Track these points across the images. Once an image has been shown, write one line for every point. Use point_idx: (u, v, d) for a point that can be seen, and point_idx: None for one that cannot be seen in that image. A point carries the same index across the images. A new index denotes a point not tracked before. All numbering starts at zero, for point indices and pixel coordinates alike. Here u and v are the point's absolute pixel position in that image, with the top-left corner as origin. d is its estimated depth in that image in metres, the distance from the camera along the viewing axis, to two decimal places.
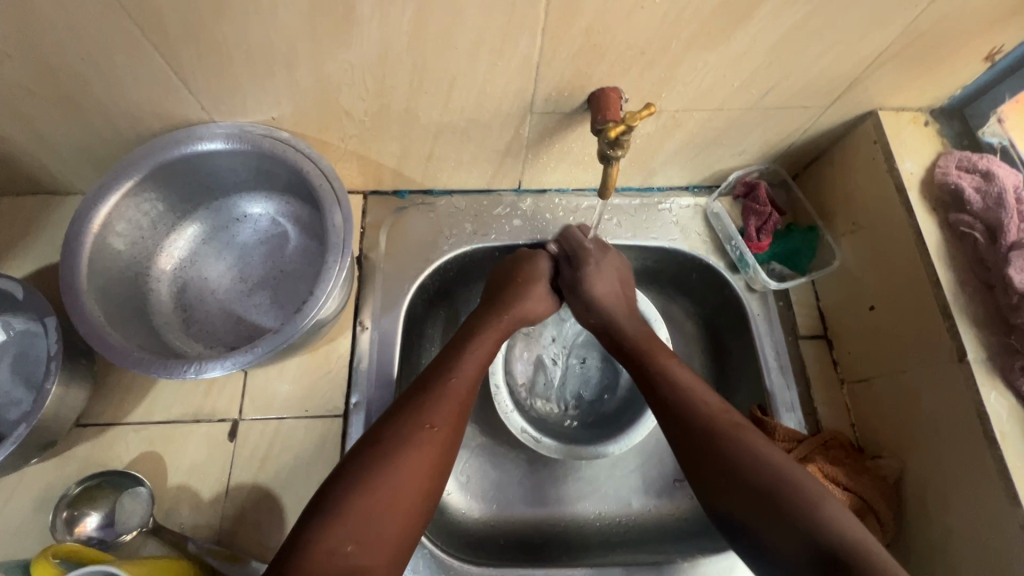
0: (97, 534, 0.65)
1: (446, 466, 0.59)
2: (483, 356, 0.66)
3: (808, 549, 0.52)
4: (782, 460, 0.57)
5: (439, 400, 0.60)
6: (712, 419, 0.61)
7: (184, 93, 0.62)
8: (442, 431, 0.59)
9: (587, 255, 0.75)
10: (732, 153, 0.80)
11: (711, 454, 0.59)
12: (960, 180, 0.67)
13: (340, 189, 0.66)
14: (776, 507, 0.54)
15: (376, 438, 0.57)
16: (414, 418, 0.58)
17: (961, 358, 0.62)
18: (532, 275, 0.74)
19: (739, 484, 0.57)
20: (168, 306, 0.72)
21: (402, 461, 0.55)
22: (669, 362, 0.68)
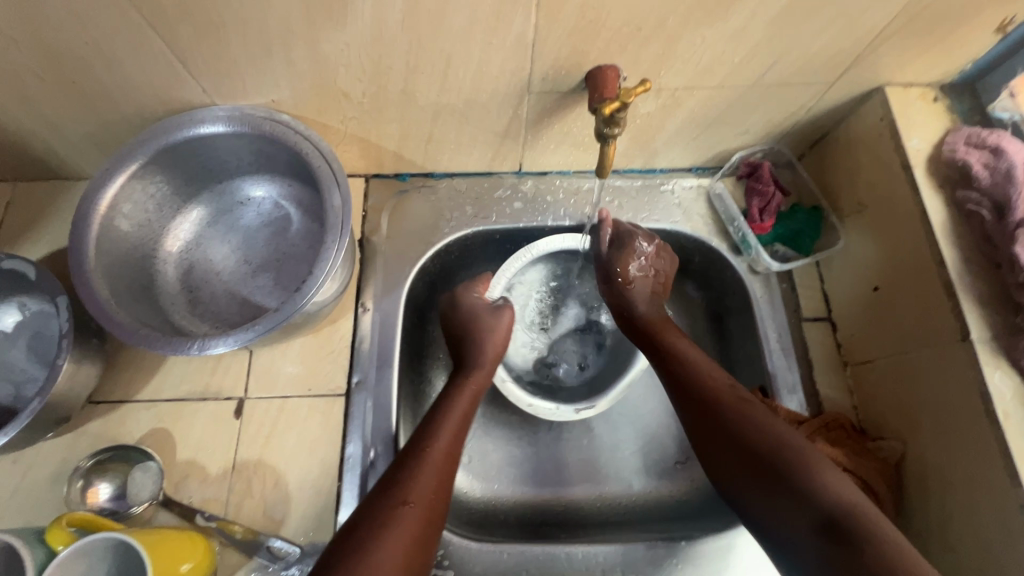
0: (109, 505, 0.67)
1: (431, 542, 0.54)
2: (457, 421, 0.64)
3: (803, 516, 0.50)
4: (785, 429, 0.57)
5: (415, 474, 0.57)
6: (715, 392, 0.61)
7: (186, 76, 0.63)
8: (419, 504, 0.55)
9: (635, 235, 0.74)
10: (735, 133, 0.79)
11: (715, 425, 0.60)
12: (968, 156, 0.65)
13: (338, 170, 0.66)
14: (773, 475, 0.54)
15: (352, 527, 0.53)
16: (389, 497, 0.55)
17: (964, 337, 0.61)
18: (471, 321, 0.74)
19: (739, 451, 0.57)
20: (175, 287, 0.74)
21: (380, 543, 0.51)
22: (679, 341, 0.69)
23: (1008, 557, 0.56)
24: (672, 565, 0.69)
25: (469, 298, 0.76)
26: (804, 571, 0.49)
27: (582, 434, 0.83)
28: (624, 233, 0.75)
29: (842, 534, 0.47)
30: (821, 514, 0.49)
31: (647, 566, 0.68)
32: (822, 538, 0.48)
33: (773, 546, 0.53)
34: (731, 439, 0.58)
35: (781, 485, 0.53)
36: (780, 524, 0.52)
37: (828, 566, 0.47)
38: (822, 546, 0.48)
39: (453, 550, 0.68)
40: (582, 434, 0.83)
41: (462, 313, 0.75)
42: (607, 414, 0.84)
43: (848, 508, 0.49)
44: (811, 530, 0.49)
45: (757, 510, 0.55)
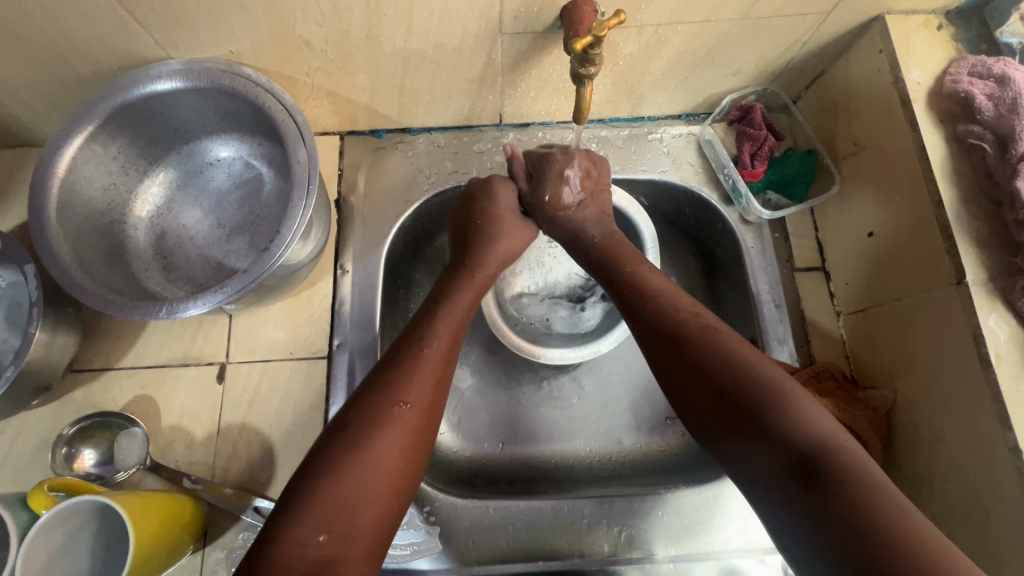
0: (96, 470, 0.67)
1: (426, 446, 0.53)
2: (457, 322, 0.62)
3: (773, 450, 0.47)
4: (759, 360, 0.53)
5: (416, 373, 0.55)
6: (680, 324, 0.57)
7: (135, 25, 0.60)
8: (417, 405, 0.53)
9: (552, 163, 0.72)
10: (725, 73, 0.74)
11: (682, 359, 0.55)
12: (972, 87, 0.61)
13: (304, 124, 0.63)
14: (740, 411, 0.50)
15: (344, 423, 0.51)
16: (385, 394, 0.53)
17: (959, 281, 0.58)
18: (494, 218, 0.71)
19: (709, 386, 0.53)
20: (147, 252, 0.72)
21: (373, 446, 0.49)
22: (639, 269, 0.65)
23: (994, 499, 0.55)
24: (657, 516, 0.69)
25: (503, 196, 0.73)
26: (767, 502, 0.47)
27: (571, 392, 0.82)
28: (533, 161, 0.73)
29: (815, 472, 0.45)
30: (792, 451, 0.46)
31: (633, 517, 0.69)
32: (792, 476, 0.46)
33: (736, 476, 0.50)
34: (697, 371, 0.54)
35: (752, 417, 0.49)
36: (742, 455, 0.50)
37: (797, 501, 0.45)
38: (793, 478, 0.45)
39: (439, 507, 0.68)
40: (571, 393, 0.82)
41: (488, 205, 0.72)
42: (595, 371, 0.83)
43: (824, 443, 0.46)
44: (785, 466, 0.46)
45: (722, 441, 0.52)
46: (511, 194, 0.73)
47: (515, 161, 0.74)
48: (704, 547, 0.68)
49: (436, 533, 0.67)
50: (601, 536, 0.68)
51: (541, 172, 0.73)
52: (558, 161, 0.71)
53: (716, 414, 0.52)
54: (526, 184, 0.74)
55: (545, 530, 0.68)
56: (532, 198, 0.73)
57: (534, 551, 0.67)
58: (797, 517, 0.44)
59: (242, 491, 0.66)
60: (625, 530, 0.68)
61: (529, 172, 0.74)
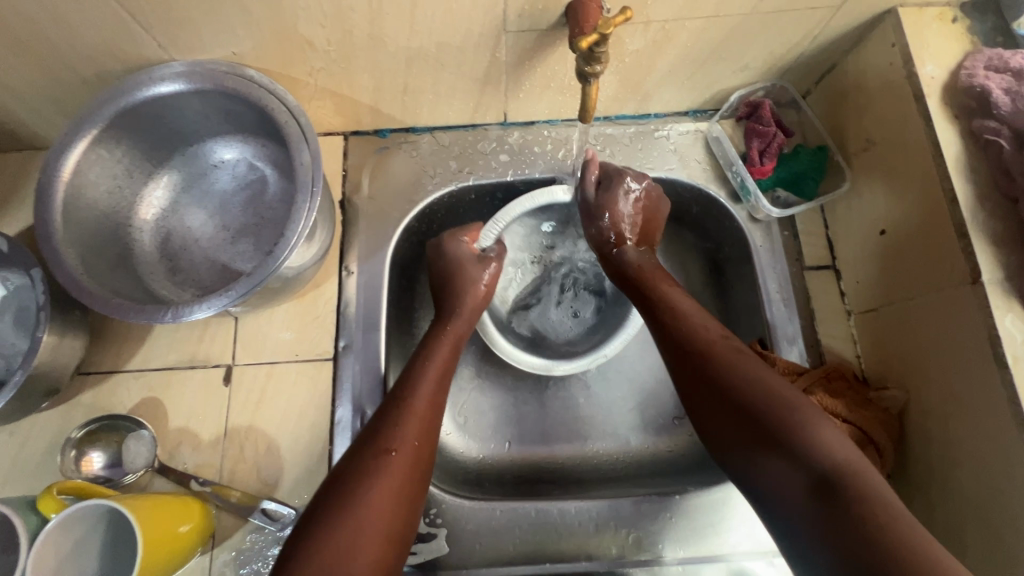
0: (104, 473, 0.68)
1: (416, 493, 0.53)
2: (438, 370, 0.62)
3: (793, 470, 0.47)
4: (786, 386, 0.52)
5: (399, 425, 0.55)
6: (709, 344, 0.57)
7: (137, 28, 0.59)
8: (405, 454, 0.53)
9: (621, 177, 0.71)
10: (734, 69, 0.73)
11: (706, 381, 0.55)
12: (988, 81, 0.60)
13: (307, 126, 0.63)
14: (761, 433, 0.50)
15: (337, 477, 0.51)
16: (371, 447, 0.53)
17: (974, 280, 0.57)
18: (451, 271, 0.71)
19: (730, 407, 0.53)
20: (153, 255, 0.72)
21: (363, 497, 0.49)
22: (670, 290, 0.64)
23: (1009, 501, 0.54)
24: (666, 518, 0.68)
25: (456, 247, 0.72)
26: (787, 531, 0.47)
27: (578, 392, 0.82)
28: (612, 173, 0.72)
29: (831, 500, 0.44)
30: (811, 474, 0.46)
31: (642, 519, 0.68)
32: (811, 499, 0.45)
33: (756, 503, 0.50)
34: (718, 394, 0.54)
35: (771, 441, 0.49)
36: (761, 480, 0.50)
37: (811, 535, 0.44)
38: (808, 502, 0.45)
39: (445, 509, 0.68)
40: (578, 393, 0.82)
41: (446, 263, 0.72)
42: (603, 371, 0.83)
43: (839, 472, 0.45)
44: (801, 490, 0.46)
45: (744, 467, 0.51)
46: (462, 244, 0.72)
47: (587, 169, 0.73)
48: (713, 548, 0.67)
49: (443, 534, 0.67)
50: (609, 538, 0.68)
51: (610, 188, 0.71)
52: (626, 179, 0.71)
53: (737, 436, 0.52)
54: (602, 190, 0.71)
55: (552, 532, 0.68)
56: (594, 204, 0.71)
57: (541, 553, 0.67)
58: (811, 542, 0.44)
59: (249, 494, 0.66)
60: (633, 532, 0.68)
61: (599, 181, 0.72)
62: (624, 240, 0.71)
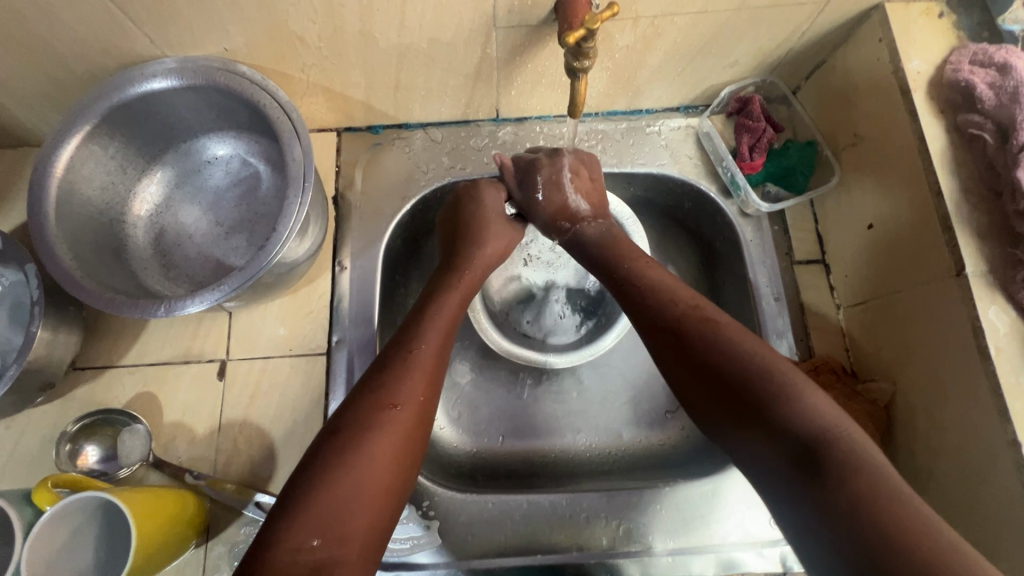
0: (99, 467, 0.68)
1: (418, 446, 0.54)
2: (445, 324, 0.62)
3: (775, 439, 0.47)
4: (764, 351, 0.52)
5: (404, 377, 0.55)
6: (681, 317, 0.57)
7: (128, 25, 0.60)
8: (408, 408, 0.53)
9: (537, 166, 0.72)
10: (723, 64, 0.74)
11: (687, 350, 0.55)
12: (973, 76, 0.60)
13: (298, 121, 0.63)
14: (743, 400, 0.50)
15: (334, 430, 0.51)
16: (374, 399, 0.53)
17: (959, 272, 0.57)
18: (480, 222, 0.72)
19: (711, 374, 0.53)
20: (147, 251, 0.73)
21: (366, 448, 0.49)
22: (641, 263, 0.64)
23: (993, 491, 0.55)
24: (656, 510, 0.69)
25: (490, 198, 0.74)
26: (774, 494, 0.47)
27: (571, 387, 0.83)
28: (524, 165, 0.73)
29: (815, 461, 0.44)
30: (795, 439, 0.46)
31: (632, 511, 0.69)
32: (795, 463, 0.45)
33: (743, 468, 0.50)
34: (699, 364, 0.54)
35: (753, 407, 0.49)
36: (747, 444, 0.49)
37: (797, 495, 0.44)
38: (793, 465, 0.45)
39: (438, 502, 0.69)
40: (571, 387, 0.83)
41: (470, 214, 0.72)
42: (595, 366, 0.83)
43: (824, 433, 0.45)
44: (786, 457, 0.46)
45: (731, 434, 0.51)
46: (499, 196, 0.74)
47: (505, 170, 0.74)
48: (703, 540, 0.68)
49: (435, 527, 0.68)
50: (600, 529, 0.68)
51: (529, 176, 0.73)
52: (541, 167, 0.72)
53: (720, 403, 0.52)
54: (519, 188, 0.73)
55: (544, 524, 0.68)
56: (524, 200, 0.74)
57: (532, 545, 0.67)
58: (797, 504, 0.44)
59: (243, 487, 0.67)
60: (623, 524, 0.68)
61: (517, 177, 0.74)
62: (575, 215, 0.72)
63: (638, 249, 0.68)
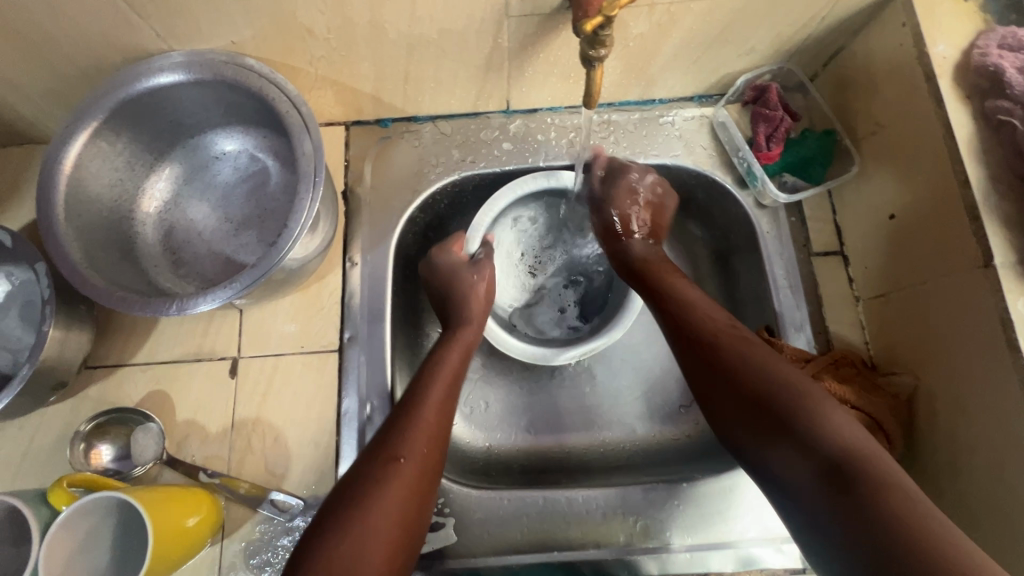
0: (114, 465, 0.68)
1: (425, 502, 0.53)
2: (450, 378, 0.62)
3: (806, 457, 0.47)
4: (795, 373, 0.53)
5: (408, 433, 0.55)
6: (715, 333, 0.58)
7: (134, 18, 0.59)
8: (414, 460, 0.53)
9: (627, 169, 0.73)
10: (739, 52, 0.72)
11: (717, 369, 0.56)
12: (1001, 60, 0.58)
13: (308, 115, 0.62)
14: (773, 418, 0.50)
15: (344, 487, 0.51)
16: (380, 455, 0.53)
17: (986, 263, 0.56)
18: (454, 276, 0.71)
19: (740, 393, 0.53)
20: (156, 248, 0.72)
21: (373, 503, 0.49)
22: (675, 280, 0.66)
23: (1022, 486, 0.53)
24: (674, 506, 0.68)
25: (446, 254, 0.74)
26: (805, 517, 0.47)
27: (584, 381, 0.82)
28: (615, 167, 0.74)
29: (847, 485, 0.44)
30: (827, 457, 0.46)
31: (649, 507, 0.68)
32: (826, 485, 0.45)
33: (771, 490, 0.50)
34: (731, 380, 0.54)
35: (783, 427, 0.50)
36: (775, 465, 0.50)
37: (831, 516, 0.44)
38: (823, 488, 0.45)
39: (453, 499, 0.68)
40: (585, 382, 0.82)
41: (443, 274, 0.72)
42: (608, 360, 0.82)
43: (855, 452, 0.46)
44: (816, 477, 0.46)
45: (757, 453, 0.52)
46: (460, 252, 0.74)
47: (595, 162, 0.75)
48: (720, 535, 0.67)
49: (451, 524, 0.67)
50: (617, 526, 0.68)
51: (615, 178, 0.73)
52: (632, 171, 0.73)
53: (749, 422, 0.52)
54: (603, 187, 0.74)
55: (560, 521, 0.68)
56: (601, 196, 0.74)
57: (549, 542, 0.67)
58: (829, 530, 0.44)
59: (258, 485, 0.67)
60: (640, 520, 0.68)
61: (603, 174, 0.75)
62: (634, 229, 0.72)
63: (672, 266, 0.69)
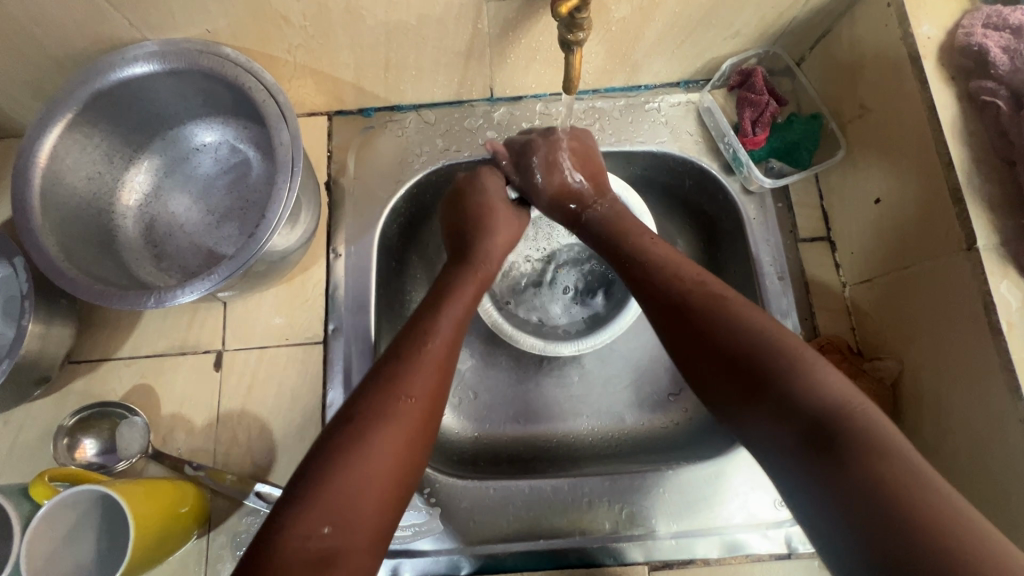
0: (98, 459, 0.68)
1: (429, 437, 0.53)
2: (459, 317, 0.61)
3: (784, 417, 0.46)
4: (772, 329, 0.51)
5: (417, 368, 0.54)
6: (687, 295, 0.56)
7: (106, 7, 0.58)
8: (422, 399, 0.53)
9: (534, 147, 0.72)
10: (724, 36, 0.71)
11: (691, 330, 0.54)
12: (986, 40, 0.57)
13: (285, 104, 0.61)
14: (750, 378, 0.49)
15: (348, 417, 0.50)
16: (388, 388, 0.52)
17: (969, 247, 0.55)
18: (490, 207, 0.71)
19: (718, 354, 0.52)
20: (138, 242, 0.71)
21: (379, 437, 0.49)
22: (642, 241, 0.64)
23: (1004, 469, 0.53)
24: (659, 493, 0.68)
25: (491, 185, 0.73)
26: (784, 475, 0.45)
27: (572, 370, 0.82)
28: (520, 149, 0.73)
29: (826, 440, 0.43)
30: (806, 414, 0.45)
31: (636, 495, 0.68)
32: (806, 442, 0.44)
33: (752, 449, 0.49)
34: (710, 343, 0.53)
35: (760, 386, 0.48)
36: (755, 427, 0.48)
37: (810, 474, 0.43)
38: (802, 446, 0.44)
39: (439, 489, 0.68)
40: (573, 370, 0.82)
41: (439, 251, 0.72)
42: (596, 349, 0.82)
43: (835, 407, 0.44)
44: (796, 436, 0.45)
45: (736, 414, 0.51)
46: (500, 183, 0.74)
47: (500, 153, 0.74)
48: (707, 522, 0.67)
49: (436, 514, 0.67)
50: (603, 513, 0.68)
51: (528, 158, 0.72)
52: (547, 143, 0.72)
53: (727, 382, 0.51)
54: (526, 167, 0.73)
55: (546, 509, 0.68)
56: (529, 176, 0.72)
57: (535, 530, 0.67)
58: (809, 488, 0.43)
59: (243, 478, 0.67)
60: (626, 508, 0.68)
61: (514, 161, 0.73)
62: (580, 194, 0.71)
63: (642, 224, 0.68)
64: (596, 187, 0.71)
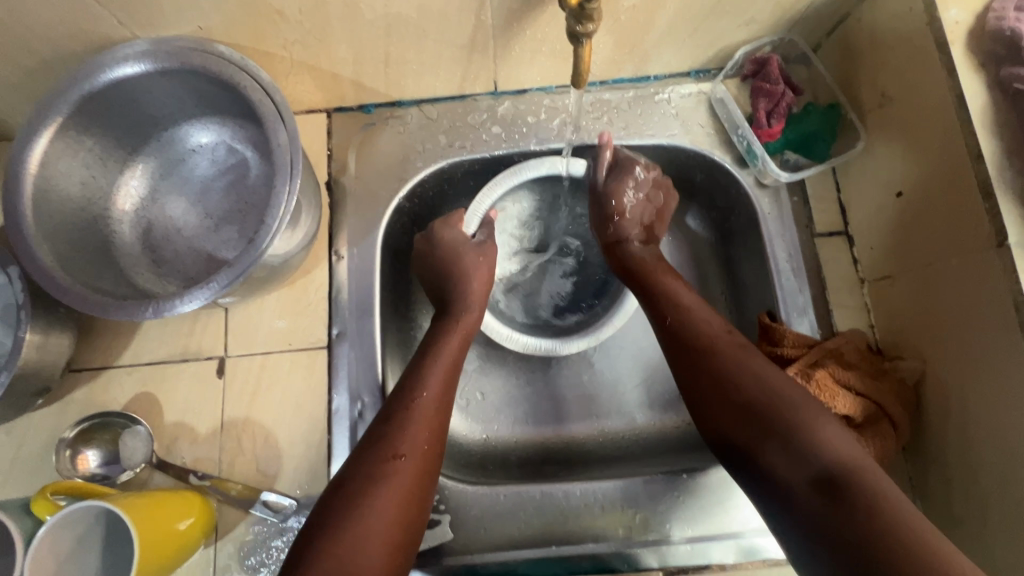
0: (101, 470, 0.67)
1: (426, 494, 0.52)
2: (448, 365, 0.61)
3: (800, 470, 0.47)
4: (790, 383, 0.52)
5: (409, 424, 0.54)
6: (712, 340, 0.57)
7: (92, 5, 0.55)
8: (414, 454, 0.52)
9: (632, 162, 0.70)
10: (738, 23, 0.68)
11: (713, 377, 0.55)
12: (1019, 23, 0.54)
13: (282, 104, 0.59)
14: (767, 429, 0.50)
15: (343, 480, 0.50)
16: (379, 447, 0.52)
17: (1000, 243, 0.53)
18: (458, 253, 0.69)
19: (736, 402, 0.53)
20: (135, 248, 0.70)
21: (374, 498, 0.48)
22: (672, 283, 0.64)
23: None
24: (673, 498, 0.67)
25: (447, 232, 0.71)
26: (795, 527, 0.46)
27: (582, 370, 0.80)
28: (622, 159, 0.71)
29: (840, 498, 0.44)
30: (821, 470, 0.46)
31: (650, 500, 0.67)
32: (819, 498, 0.45)
33: (762, 497, 0.50)
34: (722, 390, 0.54)
35: (776, 437, 0.49)
36: (768, 476, 0.49)
37: (823, 531, 0.44)
38: (816, 501, 0.45)
39: (449, 495, 0.67)
40: (583, 370, 0.80)
41: (442, 253, 0.70)
42: (606, 349, 0.80)
43: (848, 467, 0.45)
44: (810, 491, 0.46)
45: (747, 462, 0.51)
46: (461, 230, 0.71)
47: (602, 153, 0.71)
48: (722, 526, 0.66)
49: (447, 521, 0.66)
50: (616, 519, 0.66)
51: (620, 170, 0.70)
52: (635, 163, 0.70)
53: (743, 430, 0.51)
54: (605, 179, 0.71)
55: (558, 515, 0.66)
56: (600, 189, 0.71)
57: (547, 537, 0.66)
58: (821, 546, 0.43)
59: (250, 486, 0.65)
60: (639, 513, 0.66)
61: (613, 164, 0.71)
62: (630, 229, 0.70)
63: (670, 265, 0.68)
64: (646, 234, 0.71)
